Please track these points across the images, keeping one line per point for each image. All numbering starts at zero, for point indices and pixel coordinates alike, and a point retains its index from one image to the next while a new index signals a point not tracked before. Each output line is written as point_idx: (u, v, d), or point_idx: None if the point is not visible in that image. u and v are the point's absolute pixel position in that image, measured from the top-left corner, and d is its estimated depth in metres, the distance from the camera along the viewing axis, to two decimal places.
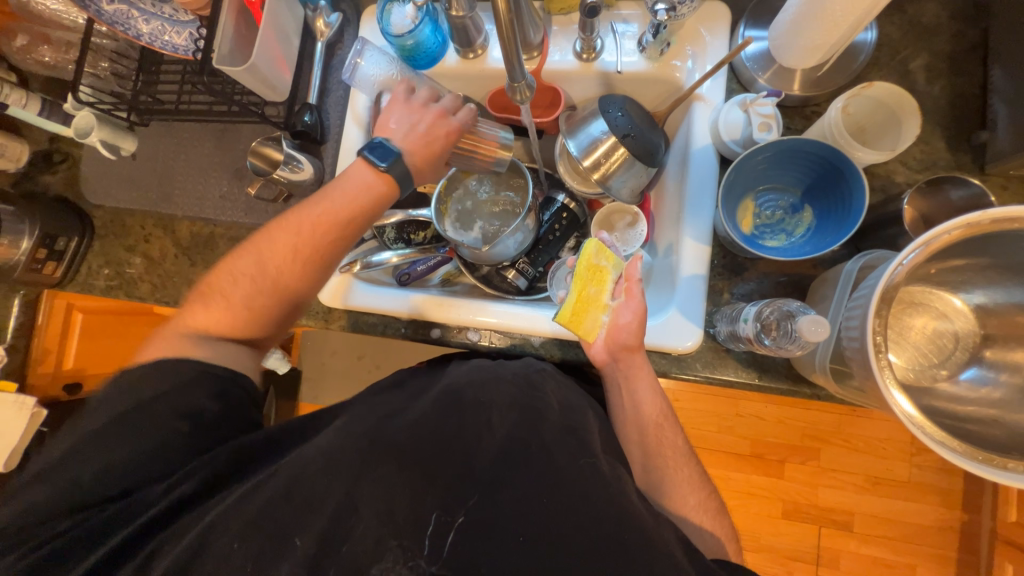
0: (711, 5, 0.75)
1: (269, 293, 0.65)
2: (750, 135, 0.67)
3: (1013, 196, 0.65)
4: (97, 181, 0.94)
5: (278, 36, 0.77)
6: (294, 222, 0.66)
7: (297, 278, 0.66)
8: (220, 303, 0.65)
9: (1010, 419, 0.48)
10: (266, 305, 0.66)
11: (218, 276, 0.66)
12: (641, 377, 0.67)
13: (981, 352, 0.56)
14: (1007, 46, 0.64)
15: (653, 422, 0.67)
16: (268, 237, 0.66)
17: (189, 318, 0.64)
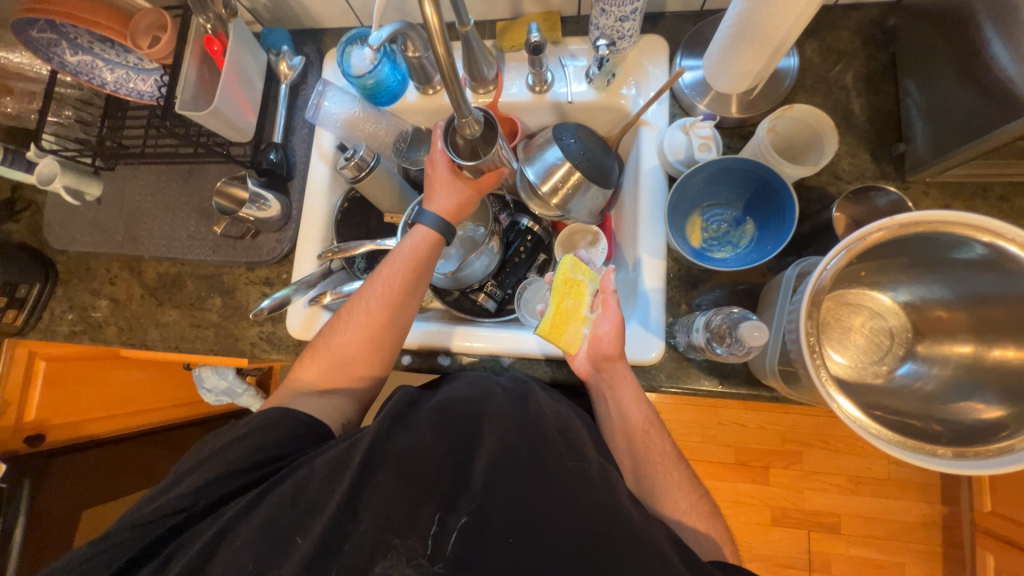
0: (650, 38, 0.81)
1: (364, 341, 0.69)
2: (692, 156, 0.71)
3: (934, 201, 0.71)
4: (61, 226, 0.94)
5: (242, 81, 0.80)
6: (384, 274, 0.71)
7: (385, 323, 0.70)
8: (325, 357, 0.70)
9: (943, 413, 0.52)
10: (364, 356, 0.70)
11: (324, 333, 0.72)
12: (623, 387, 0.67)
13: (915, 347, 0.60)
14: (912, 68, 0.71)
15: (641, 432, 0.67)
16: (367, 287, 0.71)
17: (299, 376, 0.71)
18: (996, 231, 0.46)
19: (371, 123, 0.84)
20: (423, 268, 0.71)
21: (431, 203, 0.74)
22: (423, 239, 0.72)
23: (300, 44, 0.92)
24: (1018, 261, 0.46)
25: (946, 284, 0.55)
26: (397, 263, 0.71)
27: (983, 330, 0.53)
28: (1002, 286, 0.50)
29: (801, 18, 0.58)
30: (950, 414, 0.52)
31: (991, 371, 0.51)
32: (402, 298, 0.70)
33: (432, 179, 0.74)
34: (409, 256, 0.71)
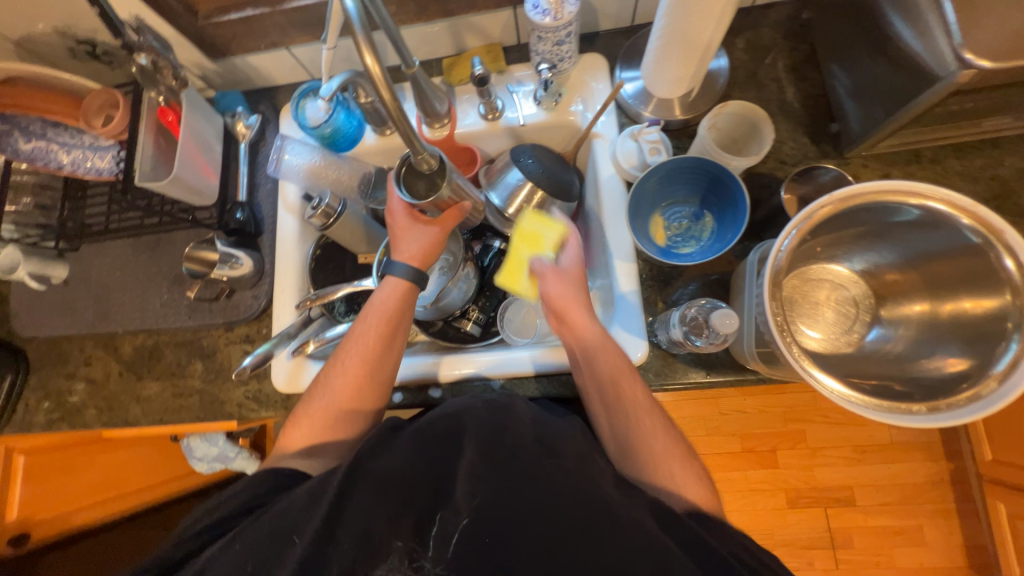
0: (589, 56, 0.86)
1: (348, 398, 0.69)
2: (644, 161, 0.75)
3: (874, 172, 0.75)
4: (28, 314, 0.92)
5: (198, 145, 0.80)
6: (361, 329, 0.71)
7: (368, 376, 0.70)
8: (308, 421, 0.69)
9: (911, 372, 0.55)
10: (349, 413, 0.69)
11: (307, 399, 0.72)
12: (592, 350, 0.66)
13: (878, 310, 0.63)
14: (830, 54, 0.76)
15: (617, 385, 0.65)
16: (344, 344, 0.71)
17: (285, 443, 0.69)
18: (924, 193, 0.50)
19: (334, 169, 0.86)
20: (398, 321, 0.72)
21: (399, 250, 0.74)
22: (397, 290, 0.73)
23: (255, 104, 0.94)
24: (952, 219, 0.49)
25: (894, 248, 0.58)
26: (371, 318, 0.71)
27: (936, 285, 0.56)
28: (943, 243, 0.53)
29: (720, 24, 0.63)
30: (919, 369, 0.54)
31: (949, 324, 0.54)
32: (381, 350, 0.70)
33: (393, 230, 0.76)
34: (382, 307, 0.72)
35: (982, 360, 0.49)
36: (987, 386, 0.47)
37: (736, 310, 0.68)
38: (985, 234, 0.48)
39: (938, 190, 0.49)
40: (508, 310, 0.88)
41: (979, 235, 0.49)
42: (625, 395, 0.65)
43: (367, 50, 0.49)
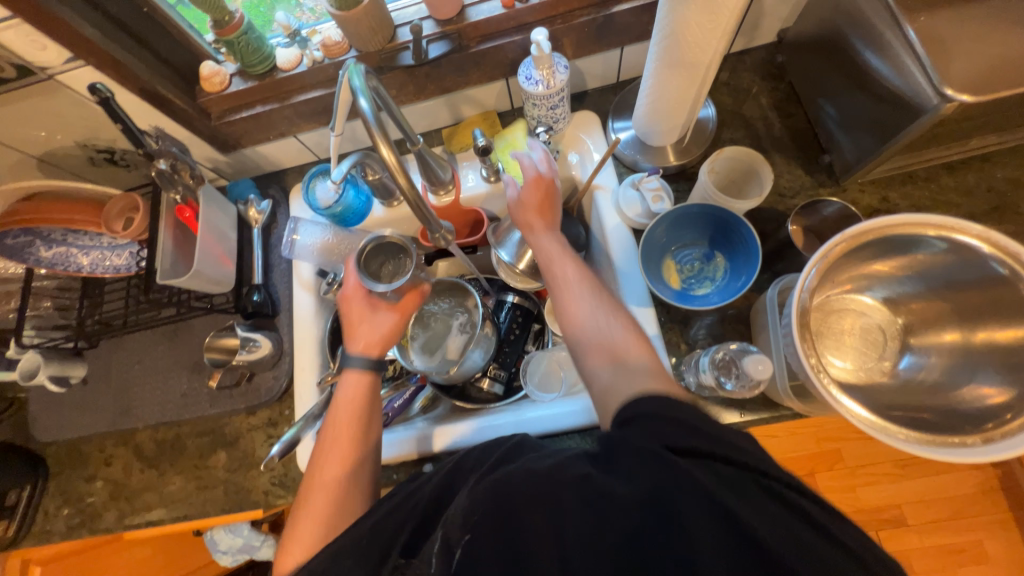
0: (581, 114, 0.90)
1: (342, 489, 0.63)
2: (648, 208, 0.77)
3: (873, 196, 0.77)
4: (49, 417, 0.91)
5: (216, 236, 0.82)
6: (334, 417, 0.69)
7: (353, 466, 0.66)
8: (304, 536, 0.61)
9: (951, 401, 0.54)
10: (349, 504, 0.63)
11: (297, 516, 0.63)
12: (563, 290, 0.64)
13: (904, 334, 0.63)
14: (811, 91, 0.80)
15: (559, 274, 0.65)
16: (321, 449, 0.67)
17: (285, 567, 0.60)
18: (941, 224, 0.51)
19: (346, 244, 0.88)
20: (366, 407, 0.70)
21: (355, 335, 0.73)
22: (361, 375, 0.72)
23: (265, 188, 0.97)
24: (966, 244, 0.51)
25: (913, 275, 0.59)
26: (340, 418, 0.69)
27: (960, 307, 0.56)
28: (962, 267, 0.54)
29: (706, 78, 0.68)
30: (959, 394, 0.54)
31: (982, 346, 0.54)
32: (353, 442, 0.67)
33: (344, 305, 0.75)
34: (350, 394, 0.70)
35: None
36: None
37: (764, 349, 0.68)
38: (1004, 258, 0.49)
39: (955, 220, 0.51)
40: (529, 366, 0.88)
41: (999, 259, 0.50)
42: (602, 326, 0.59)
43: (382, 141, 0.52)
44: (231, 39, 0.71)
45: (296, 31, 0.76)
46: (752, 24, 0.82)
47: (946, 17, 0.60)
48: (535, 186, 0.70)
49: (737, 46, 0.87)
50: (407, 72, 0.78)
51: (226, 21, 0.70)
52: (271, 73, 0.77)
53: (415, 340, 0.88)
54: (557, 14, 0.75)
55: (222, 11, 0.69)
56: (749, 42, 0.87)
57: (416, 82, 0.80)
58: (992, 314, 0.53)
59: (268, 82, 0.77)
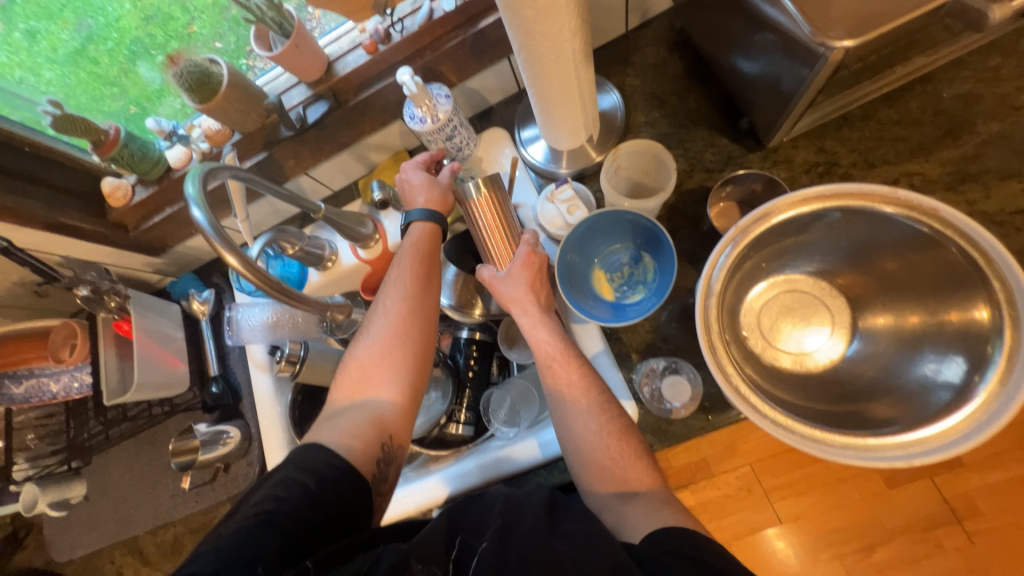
0: (489, 132, 0.85)
1: (397, 336, 0.65)
2: (566, 220, 0.72)
3: (808, 150, 0.70)
4: (60, 539, 0.94)
5: (157, 341, 0.83)
6: (397, 267, 0.69)
7: (415, 306, 0.67)
8: (358, 364, 0.65)
9: (914, 377, 0.50)
10: (401, 351, 0.65)
11: (355, 348, 0.67)
12: (564, 396, 0.62)
13: (850, 313, 0.59)
14: (715, 55, 0.73)
15: (550, 366, 0.64)
16: (385, 294, 0.69)
17: (335, 395, 0.65)
18: (839, 194, 0.48)
19: (288, 317, 0.88)
20: (429, 257, 0.70)
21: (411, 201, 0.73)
22: (421, 231, 0.71)
23: (207, 277, 0.98)
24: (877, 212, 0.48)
25: (840, 249, 0.56)
26: (403, 258, 0.70)
27: (896, 283, 0.54)
28: (885, 234, 0.51)
29: (581, 76, 0.62)
30: (909, 378, 0.51)
31: (927, 318, 0.51)
32: (417, 292, 0.68)
33: (410, 185, 0.74)
34: (411, 245, 0.70)
35: (974, 362, 0.46)
36: (988, 391, 0.43)
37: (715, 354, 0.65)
38: (940, 225, 0.46)
39: (858, 188, 0.48)
40: (493, 401, 0.84)
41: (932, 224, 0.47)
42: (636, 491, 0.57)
43: (228, 250, 0.50)
44: (113, 155, 0.71)
45: (172, 131, 0.77)
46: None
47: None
48: (527, 261, 0.68)
49: (633, 22, 0.81)
50: (294, 142, 0.76)
51: (103, 139, 0.70)
52: (167, 175, 0.78)
53: None
54: (425, 45, 0.72)
55: (95, 131, 0.69)
56: (644, 15, 0.80)
57: (309, 147, 0.78)
58: (932, 285, 0.50)
59: (166, 184, 0.77)
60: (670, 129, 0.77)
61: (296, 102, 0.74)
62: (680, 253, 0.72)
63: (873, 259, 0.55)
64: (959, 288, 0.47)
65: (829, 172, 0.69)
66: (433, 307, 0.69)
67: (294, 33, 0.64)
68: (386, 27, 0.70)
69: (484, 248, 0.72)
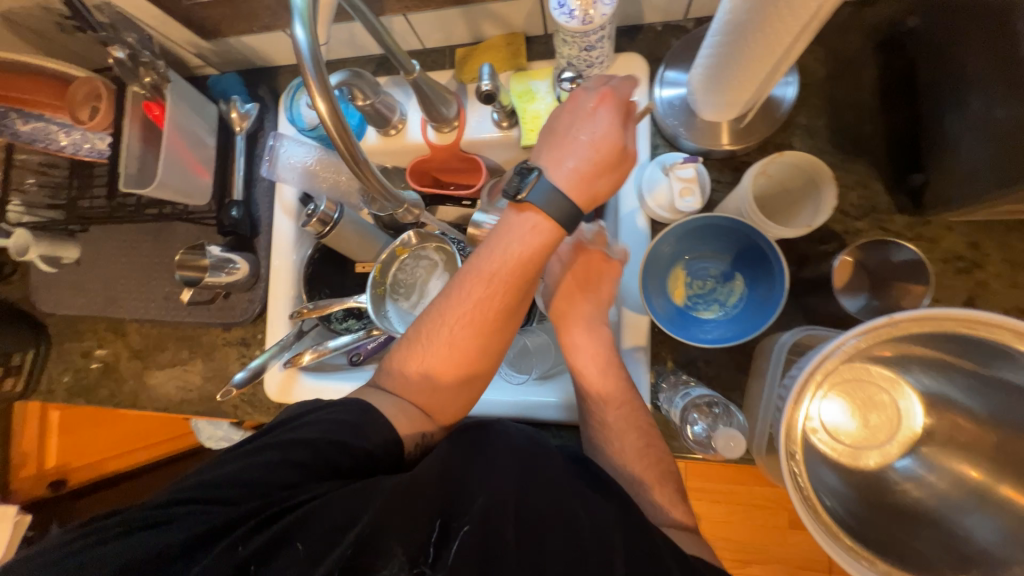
0: (627, 56, 0.71)
1: (468, 363, 0.56)
2: (673, 203, 0.63)
3: (960, 239, 0.61)
4: (46, 292, 0.93)
5: (188, 142, 0.74)
6: (488, 272, 0.53)
7: (495, 335, 0.56)
8: (411, 376, 0.56)
9: (949, 519, 0.49)
10: (468, 378, 0.57)
11: (412, 346, 0.57)
12: (591, 425, 0.61)
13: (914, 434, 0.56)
14: (931, 84, 0.60)
15: (589, 402, 0.61)
16: (463, 304, 0.54)
17: (380, 388, 0.57)
18: (1007, 327, 0.41)
19: (332, 171, 0.78)
20: (529, 282, 0.54)
21: (569, 156, 0.53)
22: (533, 242, 0.53)
23: (254, 86, 0.85)
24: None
25: (948, 374, 0.51)
26: (495, 281, 0.53)
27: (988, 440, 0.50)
28: (1015, 385, 0.46)
29: (790, 53, 0.49)
30: (939, 522, 0.50)
31: (997, 478, 0.48)
32: (503, 315, 0.55)
33: (583, 131, 0.53)
34: (513, 253, 0.53)
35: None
36: None
37: (750, 401, 0.62)
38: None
39: None
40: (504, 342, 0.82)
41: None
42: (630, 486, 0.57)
43: (320, 93, 0.41)
44: None
45: None
46: None
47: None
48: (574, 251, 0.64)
49: None
50: None
51: None
52: None
53: (389, 289, 0.80)
54: None
55: None
56: None
57: None
58: (1020, 457, 0.47)
59: None
60: (827, 146, 0.66)
61: None
62: None
63: (981, 402, 0.50)
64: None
65: (967, 271, 0.61)
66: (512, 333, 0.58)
67: None
68: None
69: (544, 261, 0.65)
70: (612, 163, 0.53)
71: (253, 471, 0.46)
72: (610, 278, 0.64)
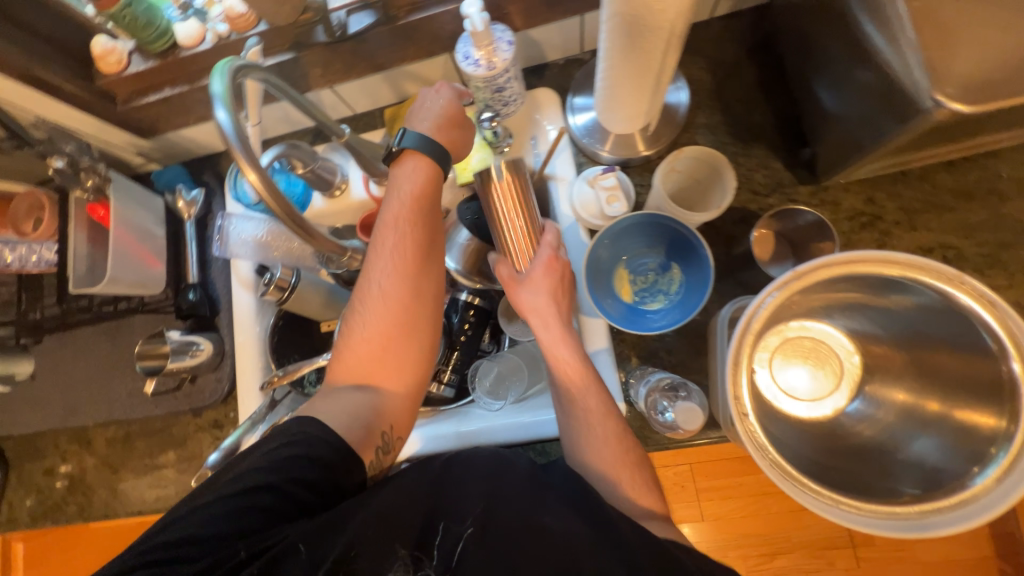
0: (540, 91, 0.78)
1: (401, 317, 0.61)
2: (604, 211, 0.68)
3: (857, 197, 0.69)
4: (2, 413, 0.89)
5: (135, 235, 0.75)
6: (393, 224, 0.62)
7: (417, 283, 0.61)
8: (356, 350, 0.61)
9: (906, 450, 0.52)
10: (408, 328, 0.61)
11: (349, 326, 0.62)
12: (576, 413, 0.60)
13: (858, 377, 0.60)
14: (797, 73, 0.69)
15: (568, 381, 0.61)
16: (379, 265, 0.61)
17: (333, 376, 0.61)
18: (896, 262, 0.46)
19: (283, 240, 0.81)
20: (426, 217, 0.62)
21: (416, 125, 0.64)
22: (420, 186, 0.63)
23: (199, 174, 0.88)
24: (927, 291, 0.47)
25: (871, 316, 0.56)
26: (399, 229, 0.62)
27: (921, 369, 0.54)
28: (923, 312, 0.50)
29: (665, 64, 0.57)
30: (897, 454, 0.53)
31: (934, 401, 0.52)
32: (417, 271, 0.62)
33: (424, 108, 0.65)
34: (405, 211, 0.62)
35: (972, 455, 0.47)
36: (981, 487, 0.44)
37: (712, 378, 0.65)
38: (1002, 327, 0.44)
39: (922, 260, 0.46)
40: (480, 370, 0.82)
41: (995, 322, 0.44)
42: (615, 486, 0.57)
43: (249, 166, 0.43)
44: (112, 13, 0.61)
45: (190, 3, 0.68)
46: None
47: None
48: (547, 264, 0.62)
49: (720, 11, 0.74)
50: (327, 50, 0.68)
51: None
52: (172, 52, 0.68)
53: None
54: None
55: None
56: (734, 5, 0.74)
57: (342, 60, 0.70)
58: (947, 378, 0.51)
59: (170, 62, 0.68)
60: (727, 138, 0.73)
61: (339, 5, 0.65)
62: None
63: (906, 334, 0.54)
64: (992, 389, 0.46)
65: (870, 224, 0.68)
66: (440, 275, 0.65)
67: None
68: None
69: (496, 228, 0.64)
70: (456, 121, 0.66)
71: (214, 523, 0.47)
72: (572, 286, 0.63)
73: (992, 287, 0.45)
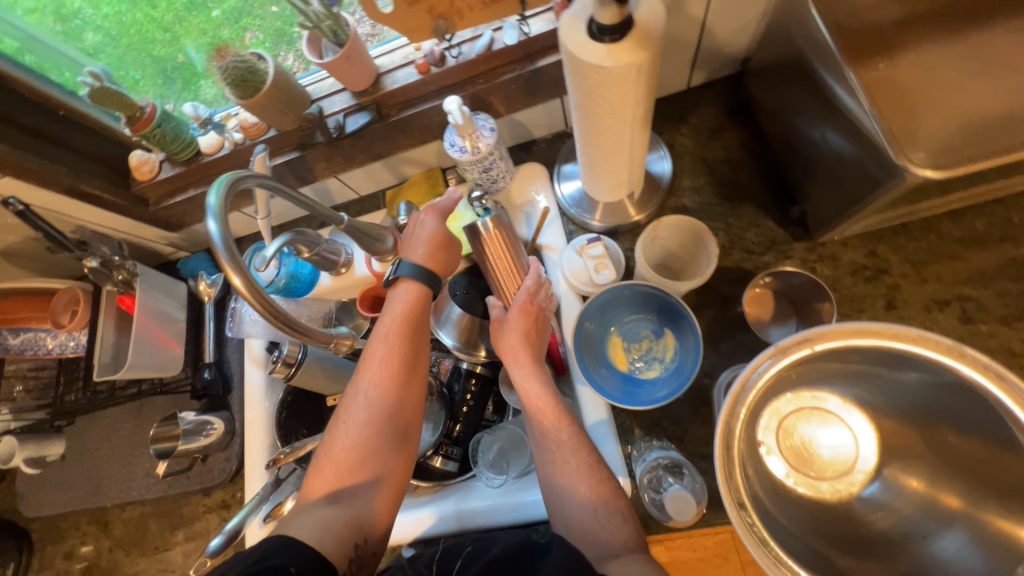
0: (529, 166, 0.82)
1: (384, 424, 0.62)
2: (592, 278, 0.68)
3: (857, 251, 0.66)
4: (30, 495, 0.92)
5: (157, 321, 0.82)
6: (383, 334, 0.64)
7: (401, 393, 0.64)
8: (335, 461, 0.60)
9: (938, 540, 0.47)
10: (388, 436, 0.62)
11: (331, 437, 0.63)
12: (551, 454, 0.62)
13: (878, 454, 0.55)
14: (776, 135, 0.70)
15: (539, 422, 0.64)
16: (368, 374, 0.63)
17: (309, 489, 0.60)
18: (890, 337, 0.44)
19: None
20: (414, 330, 0.65)
21: (409, 253, 0.68)
22: (409, 301, 0.66)
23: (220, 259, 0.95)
24: (930, 363, 0.44)
25: (879, 385, 0.53)
26: (388, 340, 0.64)
27: (943, 445, 0.49)
28: (930, 383, 0.47)
29: (635, 142, 0.59)
30: (930, 545, 0.47)
31: (957, 484, 0.47)
32: (404, 380, 0.64)
33: (414, 232, 0.69)
34: (397, 322, 0.65)
35: (1009, 553, 0.42)
36: None
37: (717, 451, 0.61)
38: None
39: (916, 332, 0.44)
40: (482, 443, 0.80)
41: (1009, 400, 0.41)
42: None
43: (234, 270, 0.48)
44: (145, 133, 0.69)
45: (208, 118, 0.76)
46: (708, 58, 0.73)
47: (910, 66, 0.52)
48: (525, 308, 0.68)
49: (696, 80, 0.77)
50: (328, 147, 0.74)
51: (138, 116, 0.68)
52: (196, 158, 0.76)
53: None
54: (479, 74, 0.70)
55: (131, 108, 0.68)
56: (710, 74, 0.77)
57: (343, 154, 0.76)
58: (974, 457, 0.46)
59: (194, 167, 0.76)
60: (715, 200, 0.74)
61: (337, 109, 0.72)
62: (704, 332, 0.68)
63: (919, 408, 0.50)
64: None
65: (876, 278, 0.65)
66: (422, 385, 0.66)
67: (348, 44, 0.62)
68: (442, 50, 0.67)
69: (485, 262, 0.72)
70: (443, 244, 0.69)
71: None
72: (543, 325, 0.69)
73: (994, 359, 0.42)
